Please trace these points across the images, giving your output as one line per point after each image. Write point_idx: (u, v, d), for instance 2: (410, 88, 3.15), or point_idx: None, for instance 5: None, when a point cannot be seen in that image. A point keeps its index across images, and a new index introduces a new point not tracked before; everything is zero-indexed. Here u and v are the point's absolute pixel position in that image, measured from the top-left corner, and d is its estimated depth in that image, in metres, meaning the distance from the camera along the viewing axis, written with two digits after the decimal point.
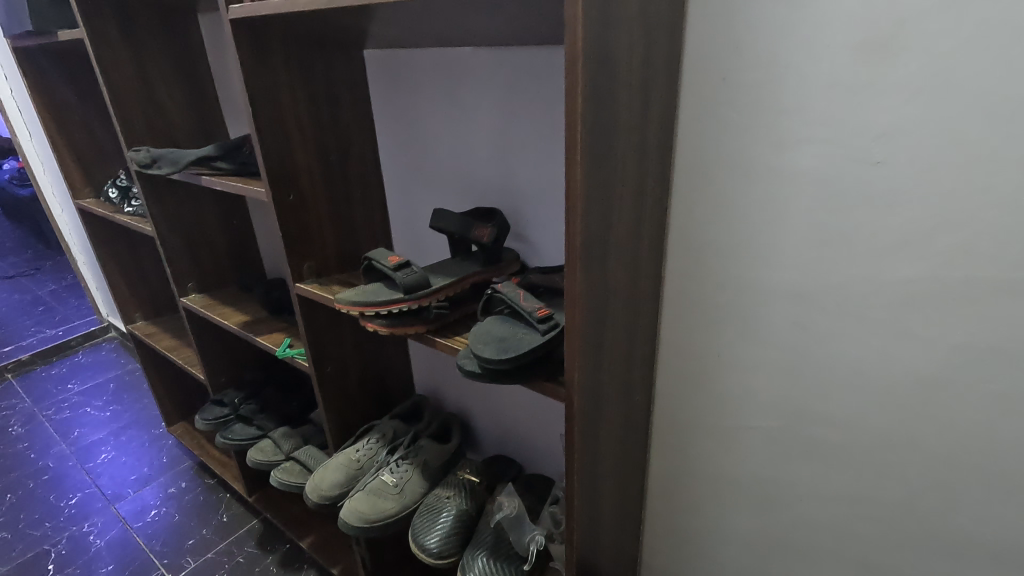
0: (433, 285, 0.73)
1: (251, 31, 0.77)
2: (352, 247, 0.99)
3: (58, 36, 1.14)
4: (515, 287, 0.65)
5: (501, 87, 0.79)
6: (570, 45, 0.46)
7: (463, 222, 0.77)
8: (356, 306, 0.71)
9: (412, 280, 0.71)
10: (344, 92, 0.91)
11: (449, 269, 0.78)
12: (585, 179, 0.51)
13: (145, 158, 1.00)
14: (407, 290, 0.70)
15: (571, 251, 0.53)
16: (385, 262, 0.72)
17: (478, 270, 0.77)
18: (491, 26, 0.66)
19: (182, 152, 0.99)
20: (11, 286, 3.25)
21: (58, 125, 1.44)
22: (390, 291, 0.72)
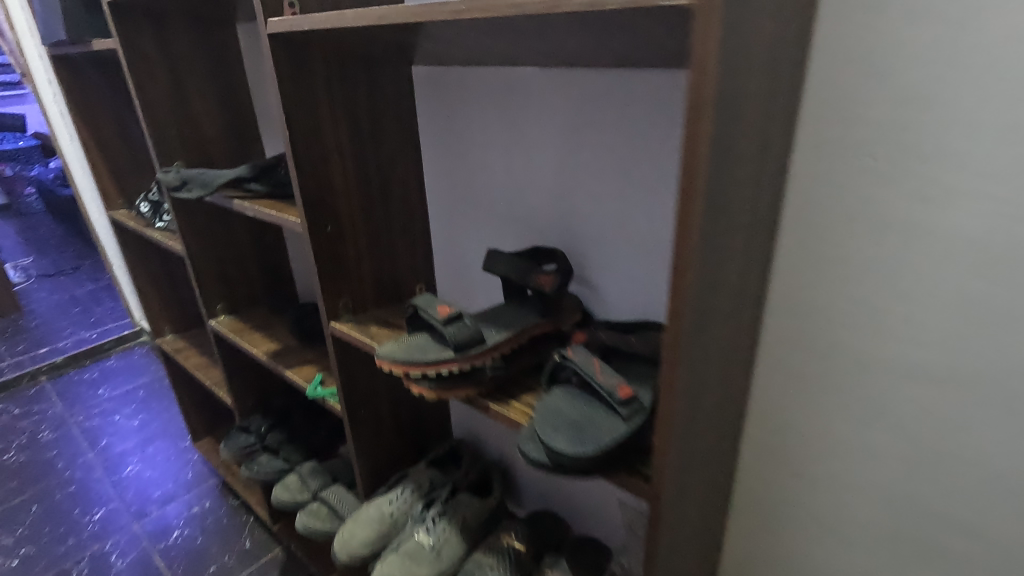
0: (488, 341, 0.63)
1: (291, 47, 0.69)
2: (391, 280, 0.90)
3: (91, 45, 1.08)
4: (589, 355, 0.55)
5: (566, 112, 0.69)
6: (695, 82, 0.35)
7: (523, 265, 0.68)
8: (400, 365, 0.61)
9: (465, 336, 0.61)
10: (389, 113, 0.82)
11: (504, 319, 0.69)
12: (697, 245, 0.40)
13: (173, 177, 0.91)
14: (459, 347, 0.61)
15: (673, 332, 0.43)
16: (435, 313, 0.63)
17: (539, 322, 0.67)
18: (567, 49, 0.56)
19: (213, 173, 0.91)
20: (50, 285, 3.29)
21: (93, 135, 1.40)
22: (438, 348, 0.63)
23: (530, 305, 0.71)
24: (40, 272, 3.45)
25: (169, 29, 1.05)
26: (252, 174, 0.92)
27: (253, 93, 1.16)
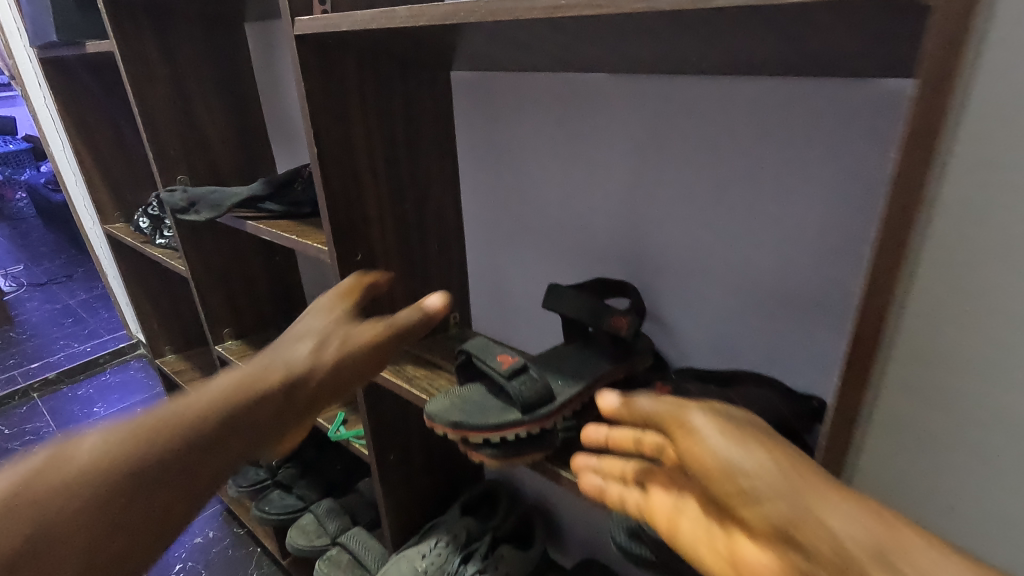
0: (559, 397, 0.54)
1: (321, 51, 0.59)
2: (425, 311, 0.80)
3: (86, 47, 0.98)
4: None
5: (639, 127, 0.60)
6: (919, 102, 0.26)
7: (591, 304, 0.59)
8: (456, 428, 0.52)
9: (534, 392, 0.52)
10: (426, 124, 0.73)
11: (569, 367, 0.60)
12: None
13: (180, 195, 0.81)
14: (528, 406, 0.52)
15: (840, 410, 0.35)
16: (495, 364, 0.54)
17: (611, 369, 0.58)
18: (662, 56, 0.47)
19: (224, 193, 0.81)
20: (42, 295, 3.16)
21: (87, 144, 1.30)
22: (500, 405, 0.53)
23: (596, 349, 0.62)
24: (31, 281, 3.32)
25: (172, 30, 0.95)
26: (267, 192, 0.82)
27: (265, 101, 1.06)
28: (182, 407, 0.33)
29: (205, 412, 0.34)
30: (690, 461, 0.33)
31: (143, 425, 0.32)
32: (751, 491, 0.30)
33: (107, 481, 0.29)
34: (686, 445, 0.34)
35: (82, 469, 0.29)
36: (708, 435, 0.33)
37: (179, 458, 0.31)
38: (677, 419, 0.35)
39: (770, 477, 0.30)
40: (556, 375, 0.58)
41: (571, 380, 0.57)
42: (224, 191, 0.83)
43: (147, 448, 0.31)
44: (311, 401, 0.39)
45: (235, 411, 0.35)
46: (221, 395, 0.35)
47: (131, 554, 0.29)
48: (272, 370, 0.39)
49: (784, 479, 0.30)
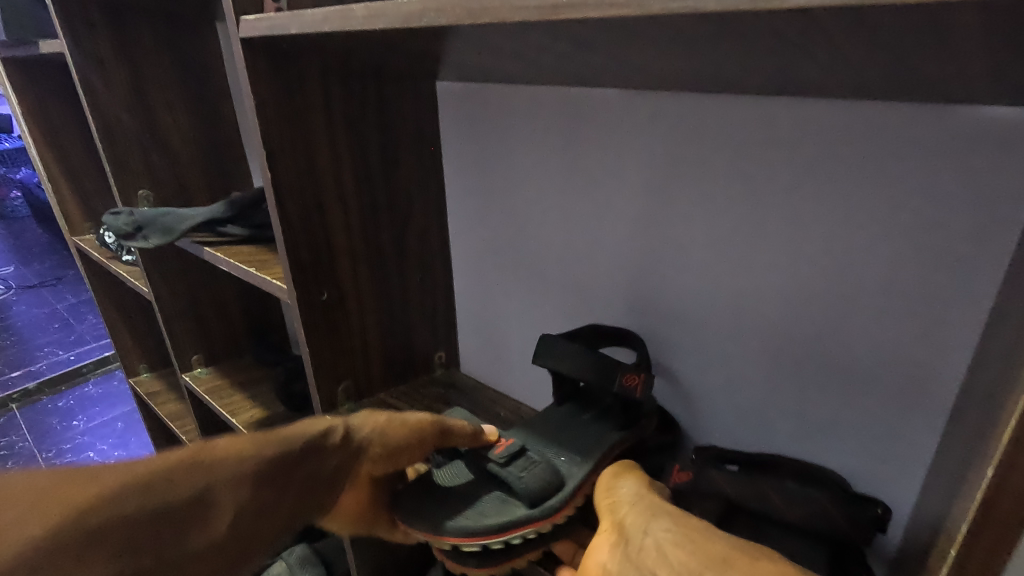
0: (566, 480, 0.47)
1: (275, 57, 0.50)
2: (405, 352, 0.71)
3: (37, 47, 0.89)
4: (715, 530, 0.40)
5: (653, 154, 0.51)
6: None
7: (601, 361, 0.50)
8: (445, 534, 0.44)
9: (537, 480, 0.45)
10: (405, 141, 0.63)
11: (573, 437, 0.52)
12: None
13: (128, 220, 0.71)
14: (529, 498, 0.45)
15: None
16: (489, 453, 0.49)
17: (621, 440, 0.51)
18: (694, 70, 0.37)
19: (177, 216, 0.71)
20: (29, 299, 3.06)
21: (52, 150, 1.20)
22: (496, 503, 0.46)
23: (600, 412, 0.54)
24: (19, 283, 3.21)
25: (131, 30, 0.85)
26: (229, 215, 0.73)
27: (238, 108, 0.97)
28: (268, 443, 0.45)
29: (267, 465, 0.44)
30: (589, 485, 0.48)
31: (179, 471, 0.40)
32: (611, 498, 0.44)
33: (142, 526, 0.37)
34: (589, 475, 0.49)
35: (182, 495, 0.39)
36: (607, 469, 0.48)
37: (189, 513, 0.39)
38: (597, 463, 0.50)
39: (629, 490, 0.44)
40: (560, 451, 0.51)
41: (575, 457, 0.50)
42: (178, 213, 0.73)
43: (170, 500, 0.38)
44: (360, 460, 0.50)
45: (255, 488, 0.43)
46: (307, 440, 0.47)
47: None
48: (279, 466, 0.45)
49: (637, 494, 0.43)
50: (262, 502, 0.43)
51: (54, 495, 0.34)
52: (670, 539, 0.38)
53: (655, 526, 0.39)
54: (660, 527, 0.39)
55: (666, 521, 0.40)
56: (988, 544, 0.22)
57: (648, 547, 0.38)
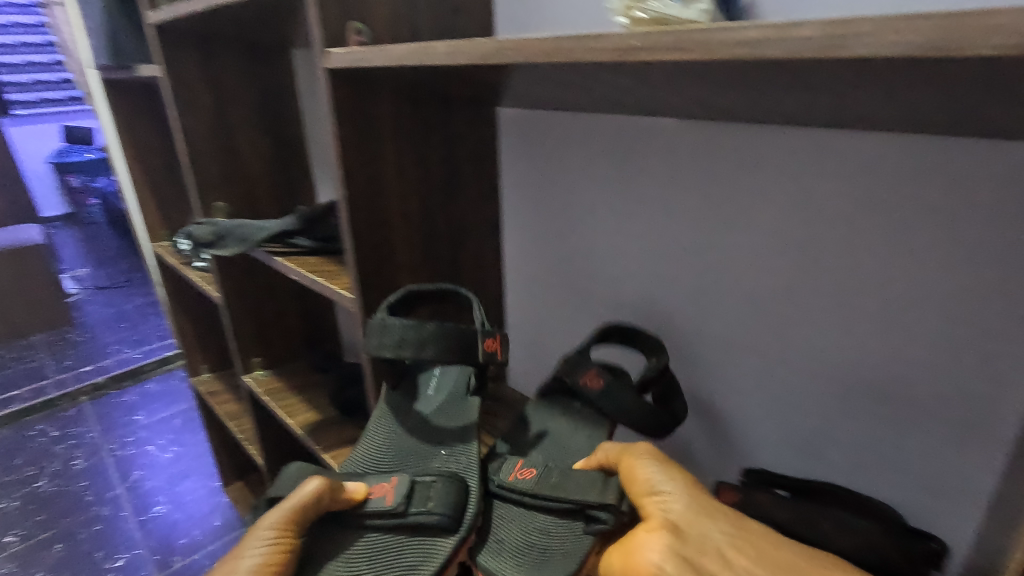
0: (540, 490, 0.51)
1: (354, 87, 0.54)
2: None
3: (135, 71, 0.98)
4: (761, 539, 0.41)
5: (707, 179, 0.52)
6: None
7: (458, 336, 0.53)
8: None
9: (438, 497, 0.51)
10: (466, 163, 0.67)
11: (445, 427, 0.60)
12: None
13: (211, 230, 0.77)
14: (562, 541, 0.48)
15: None
16: (377, 505, 0.52)
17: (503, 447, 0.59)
18: (751, 104, 0.39)
19: (254, 226, 0.77)
20: (101, 299, 3.26)
21: (138, 163, 1.30)
22: (531, 561, 0.47)
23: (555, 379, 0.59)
24: (94, 284, 3.43)
25: (217, 57, 0.93)
26: (299, 227, 0.78)
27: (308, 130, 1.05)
28: None
29: None
30: (625, 470, 0.46)
31: None
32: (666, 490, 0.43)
33: None
34: (625, 459, 0.47)
35: None
36: (650, 455, 0.47)
37: None
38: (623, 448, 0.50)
39: (680, 485, 0.44)
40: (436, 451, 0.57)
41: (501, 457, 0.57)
42: (254, 224, 0.79)
43: None
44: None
45: None
46: None
47: None
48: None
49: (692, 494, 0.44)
50: None
51: None
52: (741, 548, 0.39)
53: (719, 533, 0.41)
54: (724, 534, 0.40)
55: (729, 527, 0.41)
56: None
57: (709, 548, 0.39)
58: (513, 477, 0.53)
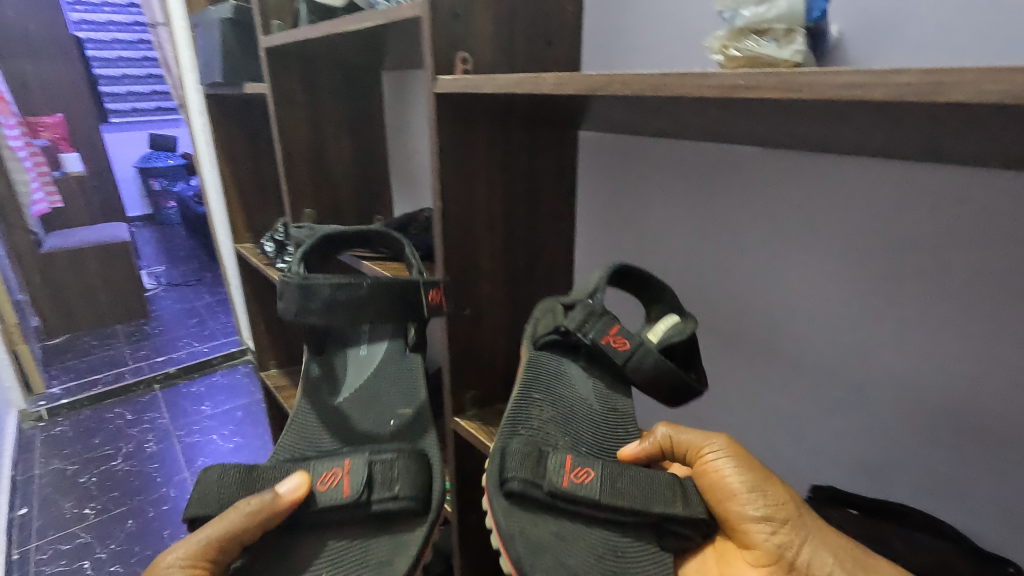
0: (609, 498, 0.46)
1: (458, 109, 0.60)
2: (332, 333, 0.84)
3: (242, 88, 1.07)
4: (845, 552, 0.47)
5: (787, 206, 0.55)
6: None
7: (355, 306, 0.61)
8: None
9: (402, 480, 0.53)
10: (548, 182, 0.71)
11: (387, 394, 0.70)
12: None
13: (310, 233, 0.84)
14: (643, 560, 0.45)
15: None
16: (332, 498, 0.51)
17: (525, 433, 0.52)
18: (840, 136, 0.41)
19: (346, 233, 0.84)
20: (174, 294, 3.47)
21: (230, 170, 1.42)
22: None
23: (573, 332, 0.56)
24: (169, 280, 3.67)
25: (317, 76, 1.01)
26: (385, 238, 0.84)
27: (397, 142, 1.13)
28: None
29: None
30: (717, 484, 0.48)
31: None
32: (767, 519, 0.46)
33: None
34: (710, 469, 0.48)
35: None
36: (737, 469, 0.47)
37: None
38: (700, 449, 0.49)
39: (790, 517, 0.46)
40: (386, 414, 0.67)
41: (532, 453, 0.48)
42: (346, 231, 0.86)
43: None
44: None
45: None
46: None
47: None
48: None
49: (792, 518, 0.46)
50: None
51: None
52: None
53: (820, 566, 0.45)
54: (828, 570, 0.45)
55: (831, 557, 0.45)
56: None
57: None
58: (568, 483, 0.46)
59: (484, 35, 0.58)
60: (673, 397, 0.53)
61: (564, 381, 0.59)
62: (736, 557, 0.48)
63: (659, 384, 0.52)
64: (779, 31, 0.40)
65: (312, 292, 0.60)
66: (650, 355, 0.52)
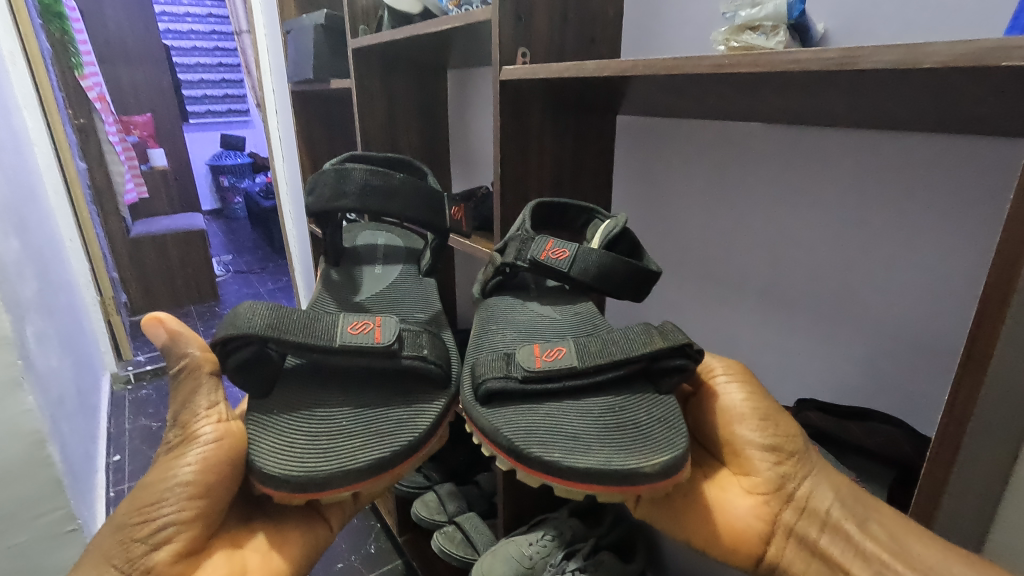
0: (586, 363, 0.52)
1: (516, 93, 0.73)
2: (346, 256, 0.88)
3: (328, 83, 1.25)
4: (836, 481, 0.56)
5: (787, 171, 0.65)
6: None
7: (381, 194, 0.72)
8: (666, 478, 0.45)
9: (428, 346, 0.58)
10: (588, 158, 0.85)
11: (404, 298, 0.76)
12: (1011, 329, 0.33)
13: (369, 227, 1.01)
14: (641, 409, 0.51)
15: (960, 413, 0.36)
16: (366, 341, 0.55)
17: (479, 353, 0.61)
18: (816, 108, 0.53)
19: (377, 228, 1.00)
20: (241, 280, 3.74)
21: (309, 156, 1.60)
22: (620, 436, 0.47)
23: (519, 259, 0.67)
24: (235, 267, 3.94)
25: (392, 71, 1.17)
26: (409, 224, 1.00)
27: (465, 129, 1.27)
28: (156, 490, 0.52)
29: (152, 498, 0.52)
30: (729, 413, 0.59)
31: (123, 532, 0.52)
32: (775, 448, 0.57)
33: (118, 549, 0.52)
34: (720, 390, 0.60)
35: (137, 533, 0.51)
36: (742, 399, 0.59)
37: (145, 536, 0.51)
38: (712, 376, 0.61)
39: (797, 448, 0.57)
40: (405, 310, 0.72)
41: (502, 357, 0.55)
42: (379, 225, 1.01)
43: (128, 541, 0.51)
44: (220, 444, 0.51)
45: (173, 516, 0.52)
46: (168, 468, 0.53)
47: (190, 543, 0.53)
48: (162, 538, 0.52)
49: (797, 453, 0.57)
50: (180, 512, 0.52)
51: (102, 556, 0.52)
52: (844, 506, 0.54)
53: (819, 498, 0.55)
54: (827, 502, 0.54)
55: (833, 493, 0.55)
56: (971, 382, 0.35)
57: (809, 511, 0.55)
58: (541, 364, 0.53)
59: (539, 33, 0.72)
60: (627, 282, 0.64)
61: (523, 309, 0.69)
62: (737, 480, 0.59)
63: (611, 271, 0.63)
64: (768, 27, 0.52)
65: (347, 177, 0.71)
66: (590, 254, 0.63)
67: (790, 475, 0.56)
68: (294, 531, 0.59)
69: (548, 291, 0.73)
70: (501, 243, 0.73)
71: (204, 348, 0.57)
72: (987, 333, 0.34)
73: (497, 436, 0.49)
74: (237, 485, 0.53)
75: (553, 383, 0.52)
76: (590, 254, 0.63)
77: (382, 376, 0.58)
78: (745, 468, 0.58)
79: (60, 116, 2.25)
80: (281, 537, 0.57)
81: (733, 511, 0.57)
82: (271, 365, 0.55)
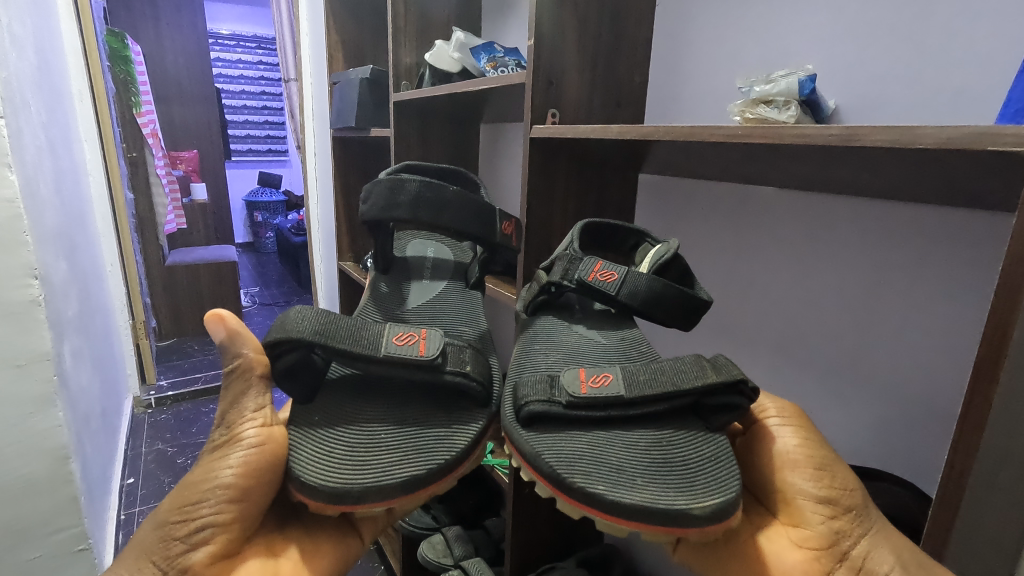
0: (632, 393, 0.53)
1: (544, 149, 0.78)
2: (395, 264, 0.93)
3: (369, 131, 1.34)
4: (900, 542, 0.48)
5: (801, 234, 0.68)
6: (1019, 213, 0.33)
7: (433, 203, 0.72)
8: (717, 522, 0.45)
9: (471, 363, 0.61)
10: (610, 211, 0.89)
11: (448, 312, 0.79)
12: (1004, 393, 0.35)
13: (417, 236, 1.06)
14: (687, 445, 0.51)
15: (960, 469, 0.37)
16: (412, 354, 0.59)
17: (517, 374, 0.64)
18: (825, 176, 0.56)
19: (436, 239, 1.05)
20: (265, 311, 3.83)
21: (344, 197, 1.69)
22: (664, 473, 0.48)
23: (566, 279, 0.70)
24: (261, 299, 4.04)
25: (430, 122, 1.25)
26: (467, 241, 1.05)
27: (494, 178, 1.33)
28: (197, 490, 0.55)
29: (194, 498, 0.54)
30: (781, 456, 0.54)
31: (167, 528, 0.55)
32: (829, 500, 0.51)
33: (161, 545, 0.54)
34: (771, 432, 0.56)
35: (179, 531, 0.54)
36: (794, 444, 0.54)
37: (187, 534, 0.54)
38: (764, 416, 0.57)
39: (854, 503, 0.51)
40: (450, 323, 0.76)
41: (545, 380, 0.56)
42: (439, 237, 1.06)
43: (171, 538, 0.54)
44: (260, 448, 0.53)
45: (211, 517, 0.54)
46: (211, 469, 0.55)
47: (227, 544, 0.55)
48: (201, 538, 0.54)
49: (854, 508, 0.50)
50: (219, 513, 0.54)
51: (146, 550, 0.55)
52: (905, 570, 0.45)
53: (878, 560, 0.48)
54: (885, 565, 0.47)
55: (892, 556, 0.47)
56: (968, 440, 0.36)
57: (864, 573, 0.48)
58: (586, 391, 0.54)
59: (568, 96, 0.78)
60: (673, 310, 0.65)
61: (568, 331, 0.71)
62: (788, 530, 0.53)
63: (655, 297, 0.65)
64: (780, 102, 0.57)
65: (401, 187, 0.72)
66: (640, 280, 0.65)
67: (845, 531, 0.50)
68: (325, 542, 0.61)
69: (594, 313, 0.76)
70: (549, 262, 0.76)
71: (258, 350, 0.59)
72: (981, 394, 0.35)
73: (536, 462, 0.51)
74: (275, 491, 0.55)
75: (594, 410, 0.53)
76: (639, 279, 0.66)
77: (425, 393, 0.61)
78: (795, 519, 0.52)
79: (116, 149, 2.41)
80: (312, 548, 0.60)
81: (780, 562, 0.52)
82: (315, 372, 0.58)
